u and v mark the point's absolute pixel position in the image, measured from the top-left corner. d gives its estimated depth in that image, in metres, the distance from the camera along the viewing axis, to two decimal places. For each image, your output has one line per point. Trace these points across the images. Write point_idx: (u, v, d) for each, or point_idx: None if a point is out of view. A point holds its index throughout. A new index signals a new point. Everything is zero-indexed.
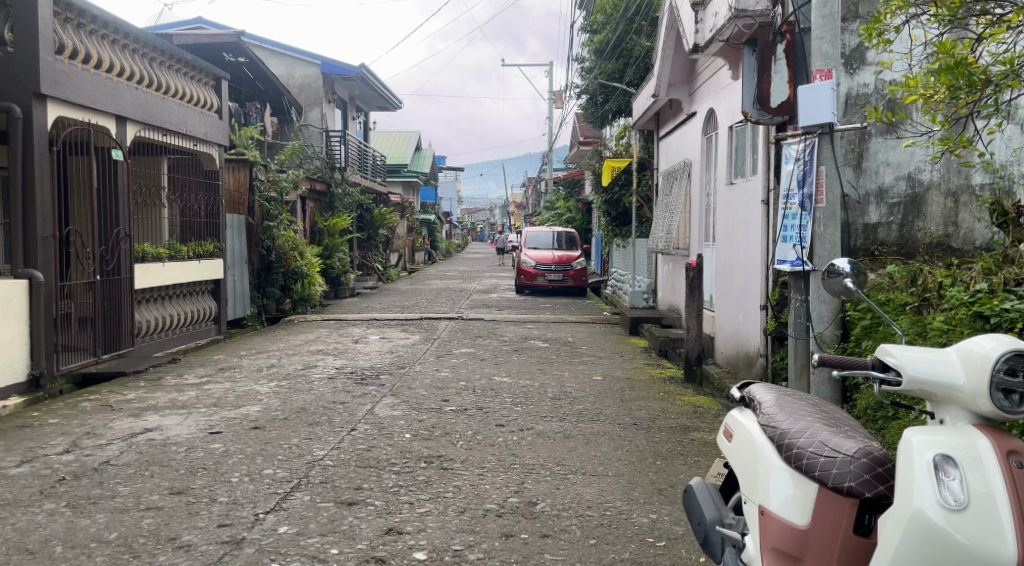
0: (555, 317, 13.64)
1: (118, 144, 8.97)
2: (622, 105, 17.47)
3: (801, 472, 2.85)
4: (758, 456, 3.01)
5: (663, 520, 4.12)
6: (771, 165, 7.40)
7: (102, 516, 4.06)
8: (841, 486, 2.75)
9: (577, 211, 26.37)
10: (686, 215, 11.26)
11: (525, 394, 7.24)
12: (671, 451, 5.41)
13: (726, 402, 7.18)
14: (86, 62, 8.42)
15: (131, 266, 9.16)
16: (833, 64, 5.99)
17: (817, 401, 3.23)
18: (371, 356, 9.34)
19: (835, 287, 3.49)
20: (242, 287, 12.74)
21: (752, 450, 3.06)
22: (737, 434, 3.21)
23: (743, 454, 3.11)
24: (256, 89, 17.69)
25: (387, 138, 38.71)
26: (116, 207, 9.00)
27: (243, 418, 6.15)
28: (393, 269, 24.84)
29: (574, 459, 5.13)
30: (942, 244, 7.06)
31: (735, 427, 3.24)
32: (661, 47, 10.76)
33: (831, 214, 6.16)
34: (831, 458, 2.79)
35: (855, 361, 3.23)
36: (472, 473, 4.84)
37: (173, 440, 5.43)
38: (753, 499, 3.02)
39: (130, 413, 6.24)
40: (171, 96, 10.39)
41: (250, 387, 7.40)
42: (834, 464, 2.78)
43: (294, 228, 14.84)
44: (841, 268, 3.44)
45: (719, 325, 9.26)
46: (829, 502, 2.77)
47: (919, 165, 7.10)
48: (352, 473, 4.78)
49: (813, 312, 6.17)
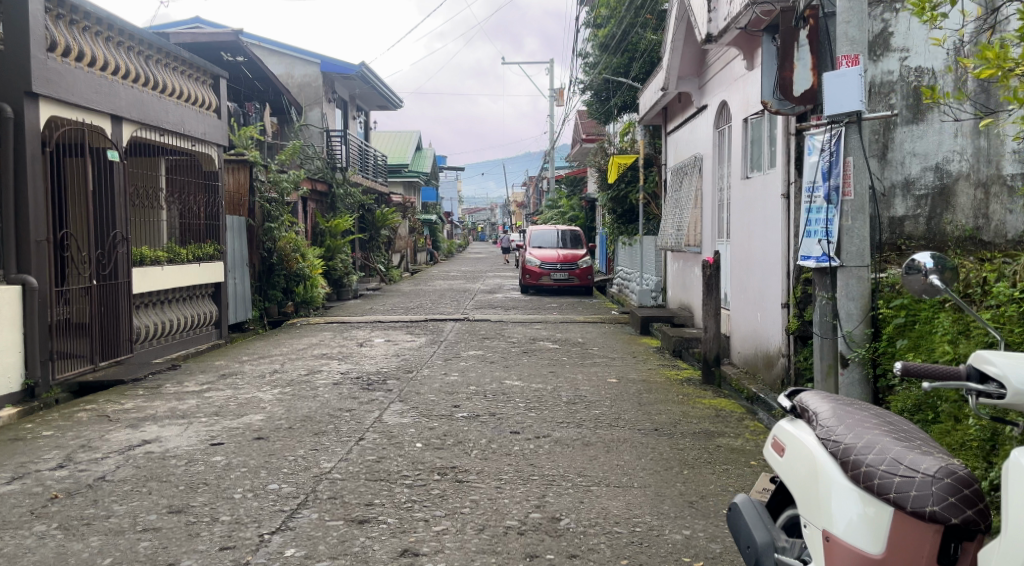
0: (563, 318, 13.36)
1: (113, 144, 8.67)
2: (628, 101, 17.21)
3: (873, 492, 2.66)
4: (818, 473, 2.82)
5: (698, 537, 3.85)
6: (792, 157, 7.12)
7: (96, 539, 3.78)
8: (923, 510, 2.56)
9: (581, 210, 26.11)
10: (698, 211, 10.97)
11: (539, 398, 6.96)
12: (698, 459, 5.12)
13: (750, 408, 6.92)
14: (80, 59, 8.14)
15: (128, 270, 8.88)
16: (860, 49, 5.70)
17: (876, 412, 2.98)
18: (377, 360, 9.06)
19: (917, 285, 3.08)
20: (243, 291, 12.49)
21: (809, 467, 2.87)
22: (789, 448, 3.02)
23: (800, 469, 2.92)
24: (256, 89, 17.42)
25: (387, 138, 38.46)
26: (113, 210, 8.71)
27: (246, 428, 5.87)
28: (395, 270, 24.55)
29: (596, 469, 4.85)
30: (973, 238, 6.70)
31: (787, 441, 3.05)
32: (671, 39, 10.51)
33: (860, 207, 5.85)
34: (909, 478, 2.60)
35: (948, 370, 2.82)
36: (489, 485, 4.56)
37: (172, 453, 5.14)
38: (813, 520, 2.83)
39: (128, 423, 5.96)
40: (168, 95, 10.11)
41: (252, 394, 7.12)
42: (913, 484, 2.59)
43: (296, 229, 14.57)
44: (923, 264, 3.02)
45: (734, 324, 8.97)
46: (910, 527, 2.58)
47: (947, 154, 6.79)
48: (362, 487, 4.49)
49: (841, 309, 5.90)
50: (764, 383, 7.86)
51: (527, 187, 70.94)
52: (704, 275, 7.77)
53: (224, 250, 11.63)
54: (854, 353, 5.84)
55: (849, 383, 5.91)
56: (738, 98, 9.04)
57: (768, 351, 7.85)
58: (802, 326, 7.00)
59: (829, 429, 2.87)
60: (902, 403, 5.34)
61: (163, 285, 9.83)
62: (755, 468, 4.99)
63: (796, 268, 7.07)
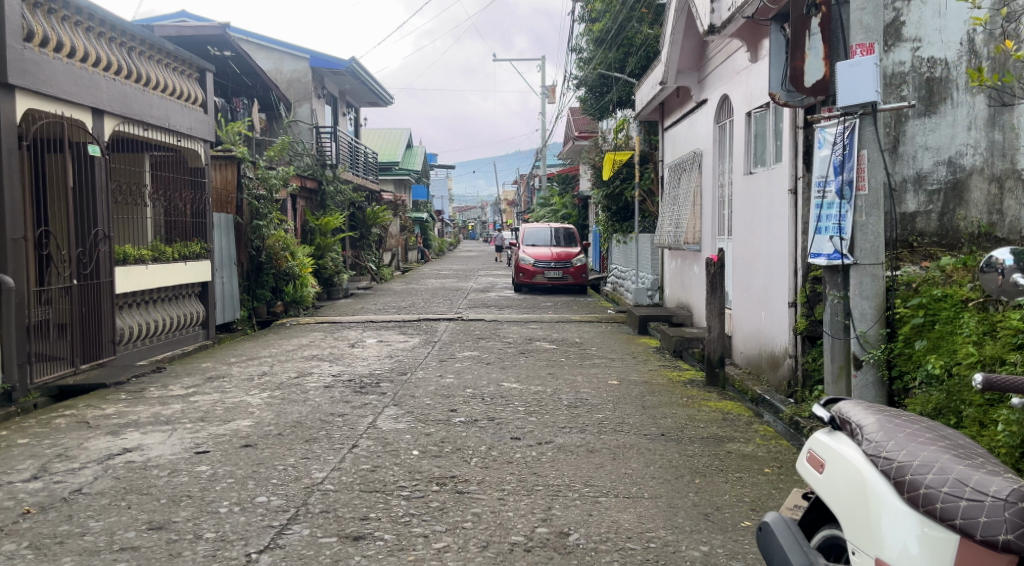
0: (559, 317, 13.11)
1: (96, 139, 8.38)
2: (623, 96, 16.97)
3: (932, 518, 2.50)
4: (870, 494, 2.68)
5: (717, 553, 3.61)
6: (799, 151, 6.89)
7: (68, 560, 3.50)
8: (993, 539, 2.38)
9: (574, 207, 25.87)
10: (697, 208, 10.72)
11: (538, 401, 6.70)
12: (709, 467, 4.88)
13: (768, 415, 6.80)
14: (58, 50, 7.85)
15: (111, 269, 8.57)
16: (875, 37, 5.48)
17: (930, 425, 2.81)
18: (370, 362, 8.78)
19: (994, 284, 2.85)
20: (231, 290, 12.18)
21: (860, 487, 2.73)
22: (834, 467, 2.88)
23: (844, 490, 2.79)
24: (243, 84, 17.11)
25: (377, 136, 38.15)
26: (95, 206, 8.40)
27: (233, 434, 5.59)
28: (386, 269, 24.25)
29: (604, 479, 4.60)
30: (989, 234, 6.45)
31: (830, 458, 2.93)
32: (670, 31, 10.28)
33: (874, 202, 5.63)
34: (976, 502, 2.43)
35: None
36: (491, 497, 4.30)
37: (154, 463, 4.86)
38: (867, 545, 2.68)
39: (108, 430, 5.67)
40: (153, 88, 9.81)
41: (240, 398, 6.84)
42: (982, 509, 2.41)
43: (285, 227, 14.27)
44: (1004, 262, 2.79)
45: (737, 324, 8.73)
46: (977, 558, 2.41)
47: (960, 148, 6.55)
48: (357, 500, 4.21)
49: (854, 308, 5.66)
50: (770, 384, 7.61)
51: (519, 185, 70.66)
52: (709, 273, 7.53)
53: (211, 249, 11.33)
54: (868, 354, 5.57)
55: (863, 386, 5.64)
56: (740, 92, 8.81)
57: (774, 352, 7.61)
58: (811, 326, 6.75)
59: (879, 445, 2.73)
60: (920, 406, 5.06)
61: (148, 284, 9.52)
62: (769, 476, 4.74)
63: (804, 265, 6.84)
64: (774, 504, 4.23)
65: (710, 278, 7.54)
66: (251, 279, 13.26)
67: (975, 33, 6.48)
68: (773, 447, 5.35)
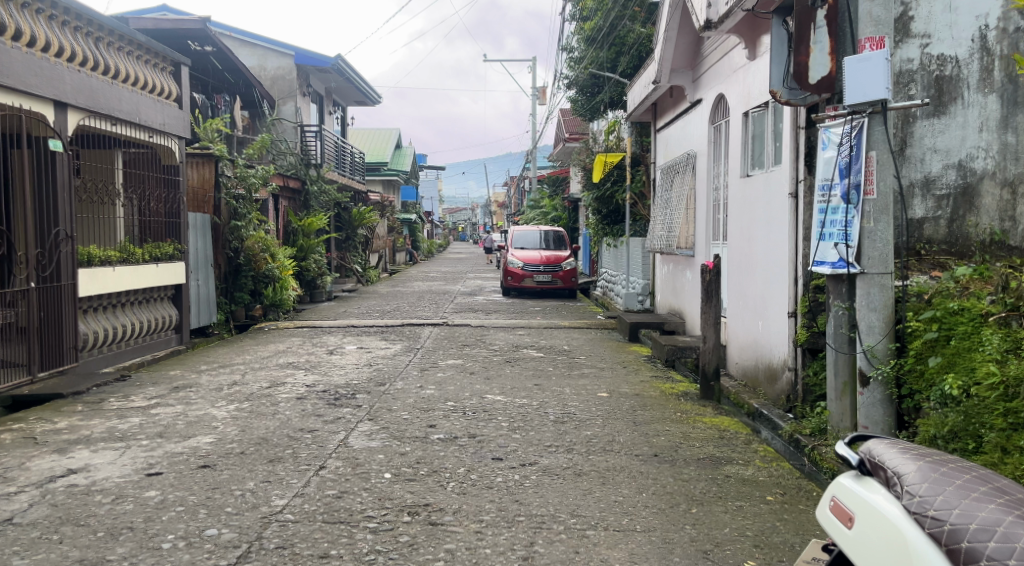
0: (547, 323, 12.70)
1: (57, 134, 7.96)
2: (615, 97, 16.58)
3: None
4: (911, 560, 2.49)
5: None
6: (801, 151, 6.51)
7: None
8: None
9: (563, 210, 25.48)
10: (691, 211, 10.34)
11: (523, 416, 6.30)
12: (707, 494, 4.49)
13: (767, 434, 6.46)
14: (17, 38, 7.46)
15: (73, 272, 8.14)
16: (886, 30, 5.13)
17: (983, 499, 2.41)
18: (347, 371, 8.36)
19: None
20: (207, 293, 11.73)
21: (898, 550, 2.53)
22: (864, 522, 2.67)
23: (878, 552, 2.58)
24: (225, 80, 16.66)
25: (366, 136, 37.70)
26: (57, 205, 7.96)
27: (191, 453, 5.16)
28: (372, 271, 23.80)
29: (592, 508, 4.21)
30: (1001, 241, 6.08)
31: (860, 513, 2.69)
32: (664, 28, 9.93)
33: (883, 207, 5.30)
34: None
35: None
36: (467, 529, 3.90)
37: (98, 488, 4.43)
38: None
39: (55, 448, 5.24)
40: (122, 82, 9.39)
41: (205, 411, 6.40)
42: None
43: (265, 228, 13.83)
44: None
45: (732, 333, 8.33)
46: None
47: (971, 151, 6.19)
48: (317, 533, 3.80)
49: (862, 321, 5.30)
50: (768, 398, 7.21)
51: (509, 187, 70.24)
52: (704, 280, 7.13)
53: (186, 250, 10.88)
54: (875, 370, 5.20)
55: (868, 404, 5.25)
56: (737, 91, 8.42)
57: (772, 363, 7.21)
58: (812, 338, 6.37)
59: (925, 501, 2.55)
60: (934, 429, 4.66)
61: (115, 287, 9.08)
62: (773, 505, 4.32)
63: (805, 272, 6.48)
64: (780, 540, 3.83)
65: (704, 286, 7.14)
66: (229, 281, 12.80)
67: (986, 30, 6.12)
68: (776, 471, 4.96)
